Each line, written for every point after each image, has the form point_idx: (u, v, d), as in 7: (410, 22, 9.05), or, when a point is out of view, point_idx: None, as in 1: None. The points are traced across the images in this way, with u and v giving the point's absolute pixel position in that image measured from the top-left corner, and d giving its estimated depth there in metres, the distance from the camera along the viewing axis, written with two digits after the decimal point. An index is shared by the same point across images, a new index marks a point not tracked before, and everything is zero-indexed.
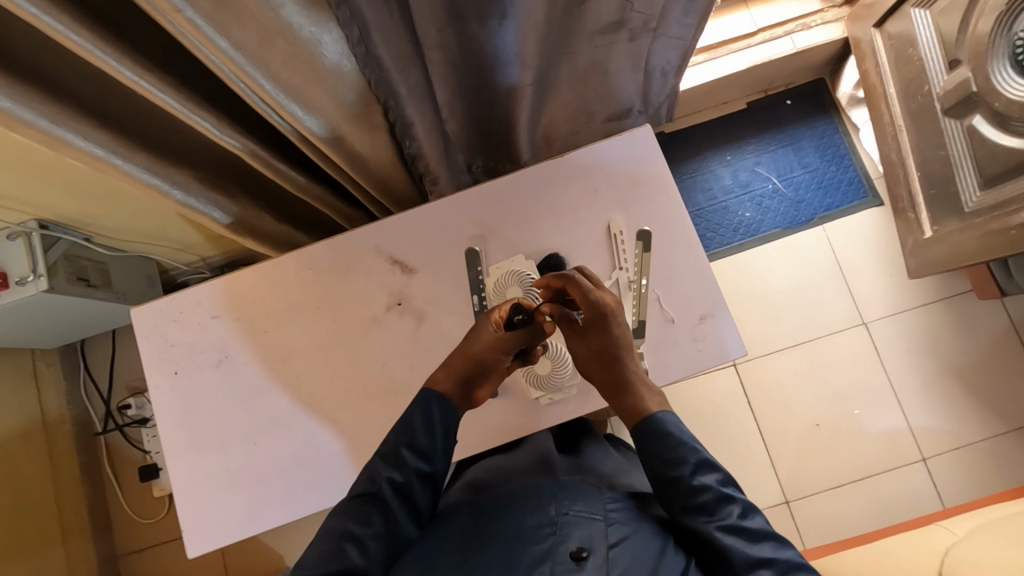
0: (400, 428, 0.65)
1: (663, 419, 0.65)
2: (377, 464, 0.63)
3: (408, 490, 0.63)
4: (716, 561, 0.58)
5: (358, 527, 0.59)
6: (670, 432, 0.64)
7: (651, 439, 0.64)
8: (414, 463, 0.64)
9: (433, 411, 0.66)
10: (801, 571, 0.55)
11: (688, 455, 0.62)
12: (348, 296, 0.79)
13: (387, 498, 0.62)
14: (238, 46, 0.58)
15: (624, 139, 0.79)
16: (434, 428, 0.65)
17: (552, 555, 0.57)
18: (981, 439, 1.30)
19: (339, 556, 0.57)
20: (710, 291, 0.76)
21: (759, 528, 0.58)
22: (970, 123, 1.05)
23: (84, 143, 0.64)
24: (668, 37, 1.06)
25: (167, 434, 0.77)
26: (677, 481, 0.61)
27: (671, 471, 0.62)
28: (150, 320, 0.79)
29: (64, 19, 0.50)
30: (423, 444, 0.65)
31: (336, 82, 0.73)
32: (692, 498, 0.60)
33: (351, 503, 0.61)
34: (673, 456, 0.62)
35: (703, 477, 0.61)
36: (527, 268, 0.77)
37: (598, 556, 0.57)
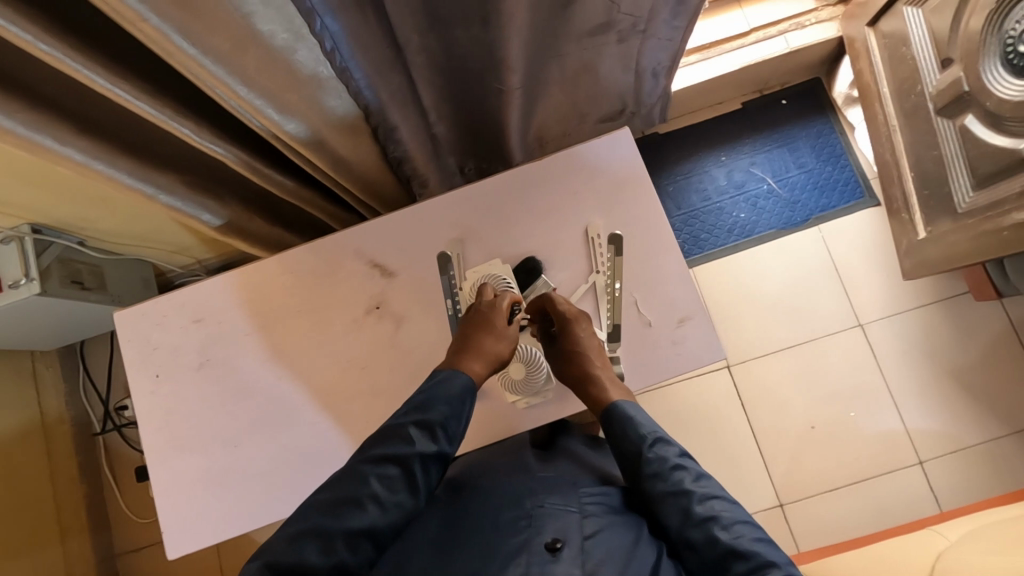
0: (434, 401, 0.65)
1: (623, 406, 0.69)
2: (412, 431, 0.62)
3: (432, 465, 0.62)
4: (670, 522, 0.61)
5: (381, 488, 0.59)
6: (630, 414, 0.69)
7: (615, 418, 0.69)
8: (444, 441, 0.63)
9: (466, 399, 0.67)
10: (747, 525, 0.59)
11: (646, 432, 0.67)
12: (328, 300, 0.79)
13: (416, 471, 0.61)
14: (207, 51, 0.59)
15: (603, 142, 0.79)
16: (463, 413, 0.66)
17: (527, 547, 0.57)
18: (981, 442, 1.28)
19: (356, 514, 0.56)
20: (689, 294, 0.76)
21: (709, 491, 0.62)
22: (962, 122, 1.03)
23: (63, 150, 0.65)
24: (659, 39, 1.06)
25: (150, 436, 0.78)
26: (638, 453, 0.66)
27: (632, 445, 0.66)
28: (134, 323, 0.80)
29: (34, 29, 0.51)
30: (455, 425, 0.65)
31: (316, 89, 0.74)
32: (648, 466, 0.64)
33: (378, 463, 0.60)
34: (634, 432, 0.67)
35: (659, 448, 0.66)
36: (504, 272, 0.77)
37: (573, 548, 0.57)
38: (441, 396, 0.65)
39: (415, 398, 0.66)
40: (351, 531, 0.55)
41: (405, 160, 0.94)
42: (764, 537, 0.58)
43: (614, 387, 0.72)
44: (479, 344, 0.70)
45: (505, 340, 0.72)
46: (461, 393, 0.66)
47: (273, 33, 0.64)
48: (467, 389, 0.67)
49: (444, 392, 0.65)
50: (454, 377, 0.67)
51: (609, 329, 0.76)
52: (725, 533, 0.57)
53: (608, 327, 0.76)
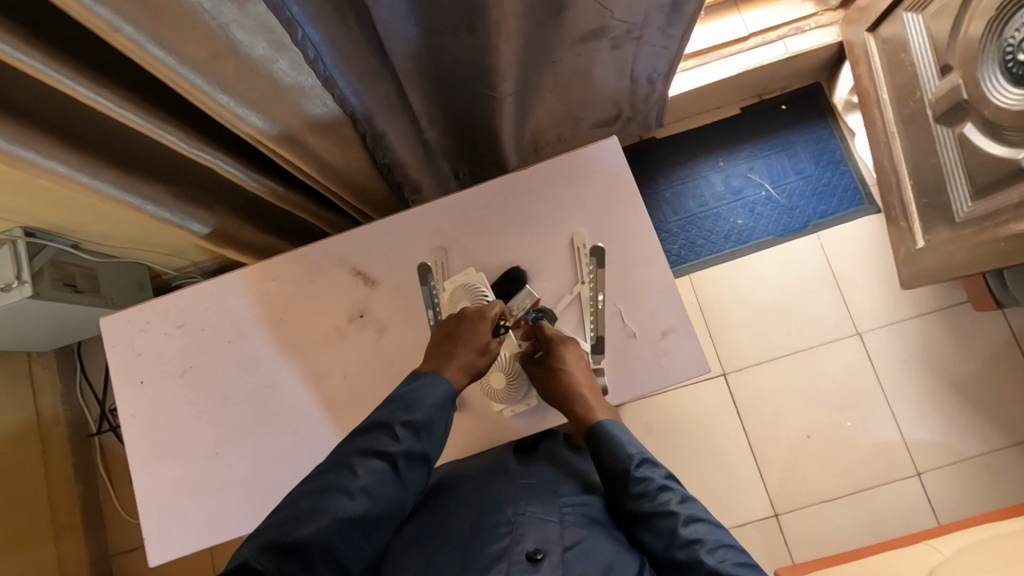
0: (419, 399, 0.64)
1: (609, 426, 0.69)
2: (397, 429, 0.62)
3: (416, 464, 0.62)
4: (656, 543, 0.61)
5: (366, 481, 0.58)
6: (619, 434, 0.69)
7: (602, 438, 0.68)
8: (428, 442, 0.63)
9: (448, 403, 0.66)
10: (731, 548, 0.58)
11: (633, 452, 0.67)
12: (311, 309, 0.79)
13: (399, 465, 0.60)
14: (185, 60, 0.59)
15: (590, 150, 0.78)
16: (445, 417, 0.66)
17: (507, 554, 0.57)
18: (980, 454, 1.26)
19: (344, 504, 0.56)
20: (675, 305, 0.75)
21: (694, 513, 0.61)
22: (961, 130, 1.01)
23: (46, 161, 0.65)
24: (653, 46, 1.04)
25: (133, 442, 0.78)
26: (625, 473, 0.65)
27: (619, 465, 0.66)
28: (118, 328, 0.80)
29: (13, 40, 0.51)
30: (438, 427, 0.65)
31: (298, 96, 0.73)
32: (634, 486, 0.64)
33: (365, 457, 0.59)
34: (621, 451, 0.67)
35: (646, 469, 0.65)
36: (481, 283, 0.75)
37: (554, 558, 0.56)
38: (425, 395, 0.65)
39: (398, 397, 0.65)
40: (338, 521, 0.55)
41: (395, 167, 0.94)
42: (747, 561, 0.57)
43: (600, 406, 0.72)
44: (455, 355, 0.69)
45: (484, 346, 0.70)
46: (442, 399, 0.65)
47: (252, 44, 0.64)
48: (450, 395, 0.66)
49: (429, 393, 0.65)
50: (437, 384, 0.66)
51: (592, 341, 0.76)
52: (710, 556, 0.57)
53: (591, 339, 0.76)
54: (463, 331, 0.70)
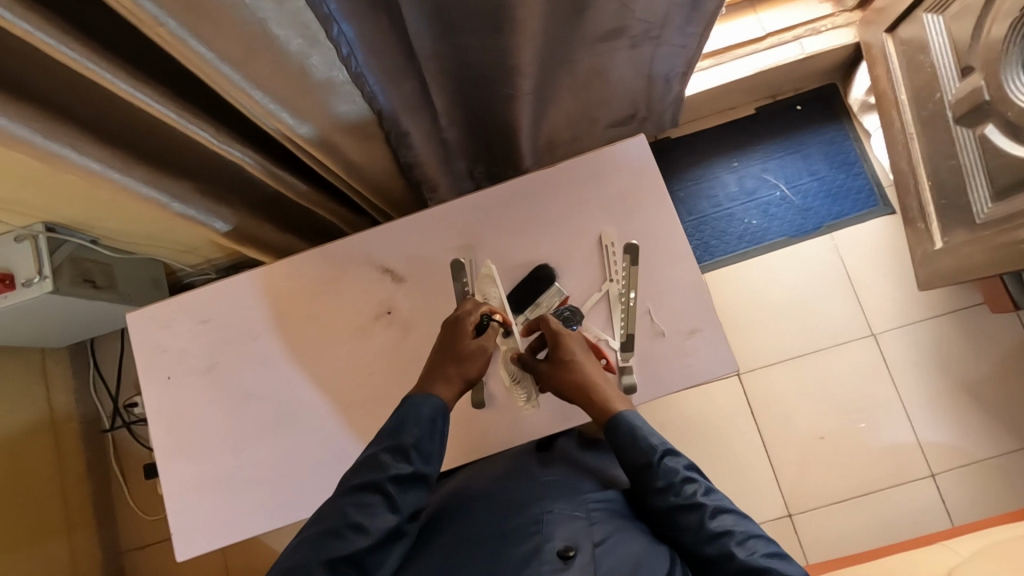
0: (405, 423, 0.64)
1: (628, 416, 0.67)
2: (383, 457, 0.62)
3: (410, 487, 0.62)
4: (684, 536, 0.61)
5: (362, 516, 0.58)
6: (639, 424, 0.67)
7: (624, 429, 0.66)
8: (419, 463, 0.63)
9: (439, 418, 0.66)
10: (759, 539, 0.59)
11: (655, 443, 0.65)
12: (335, 306, 0.79)
13: (392, 493, 0.60)
14: (221, 56, 0.59)
15: (618, 148, 0.79)
16: (437, 435, 0.65)
17: (538, 553, 0.55)
18: (993, 456, 1.26)
19: (340, 542, 0.56)
20: (701, 305, 0.75)
21: (720, 504, 0.61)
22: (982, 132, 1.02)
23: (79, 157, 0.65)
24: (671, 45, 1.03)
25: (159, 439, 0.79)
26: (649, 466, 0.64)
27: (642, 458, 0.65)
28: (141, 326, 0.80)
29: (57, 34, 0.51)
30: (428, 446, 0.64)
31: (328, 93, 0.73)
32: (660, 480, 0.63)
33: (355, 491, 0.59)
34: (643, 443, 0.65)
35: (670, 461, 0.64)
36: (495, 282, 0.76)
37: (585, 556, 0.55)
38: (409, 417, 0.64)
39: (385, 427, 0.65)
40: (335, 559, 0.55)
41: (416, 165, 0.93)
42: (777, 551, 0.58)
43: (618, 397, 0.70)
44: (435, 370, 0.69)
45: (464, 357, 0.69)
46: (431, 415, 0.65)
47: (288, 38, 0.64)
48: (440, 411, 0.66)
49: (415, 414, 0.65)
50: (426, 402, 0.66)
51: (621, 338, 0.75)
52: (740, 549, 0.57)
53: (622, 336, 0.76)
54: (446, 338, 0.70)
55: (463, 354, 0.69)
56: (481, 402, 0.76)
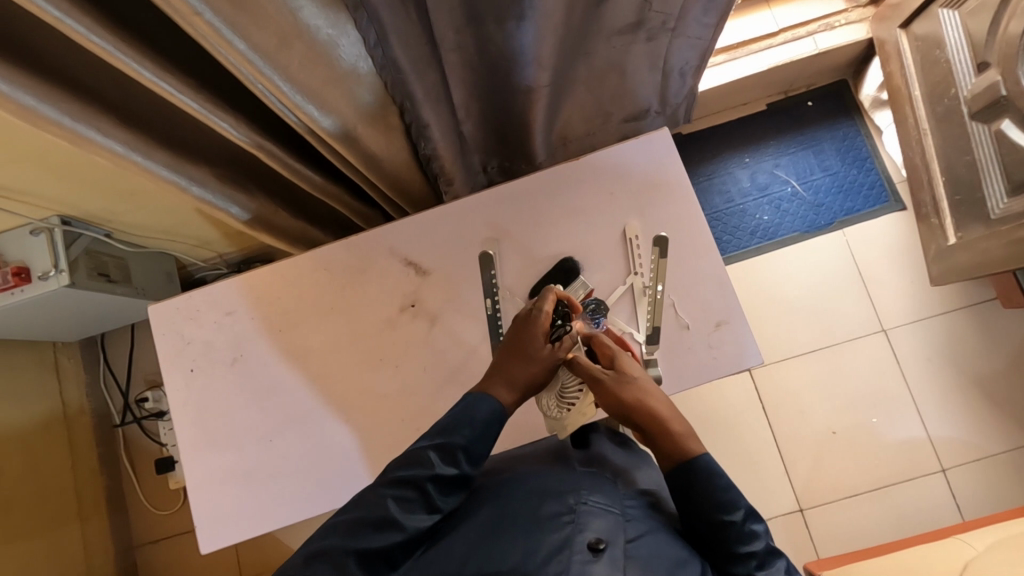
0: (459, 424, 0.64)
1: (709, 462, 0.62)
2: (432, 456, 0.61)
3: (450, 489, 0.62)
4: None
5: (400, 511, 0.58)
6: (717, 473, 0.61)
7: (703, 480, 0.61)
8: (466, 467, 0.63)
9: (492, 418, 0.66)
10: None
11: (740, 502, 0.59)
12: (360, 298, 0.82)
13: (434, 494, 0.60)
14: (254, 47, 0.60)
15: (639, 142, 0.81)
16: (487, 439, 0.65)
17: (569, 543, 0.54)
18: (1004, 451, 1.27)
19: (375, 534, 0.56)
20: (726, 298, 0.77)
21: None
22: (998, 127, 1.01)
23: (105, 141, 0.66)
24: (686, 37, 0.97)
25: (183, 429, 0.81)
26: (730, 526, 0.58)
27: (723, 515, 0.58)
28: (166, 318, 0.84)
29: (86, 22, 0.52)
30: (476, 450, 0.64)
31: (353, 83, 0.74)
32: (739, 545, 0.58)
33: (397, 486, 0.59)
34: (726, 499, 0.59)
35: (752, 525, 0.59)
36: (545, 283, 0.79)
37: (615, 550, 0.55)
38: (465, 419, 0.65)
39: (438, 422, 0.65)
40: (369, 553, 0.54)
41: (434, 158, 0.91)
42: None
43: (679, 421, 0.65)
44: (500, 369, 0.69)
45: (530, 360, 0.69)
46: (485, 418, 0.65)
47: (318, 28, 0.66)
48: (496, 413, 0.66)
49: (472, 417, 0.65)
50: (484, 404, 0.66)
51: (647, 332, 0.77)
52: None
53: (648, 329, 0.77)
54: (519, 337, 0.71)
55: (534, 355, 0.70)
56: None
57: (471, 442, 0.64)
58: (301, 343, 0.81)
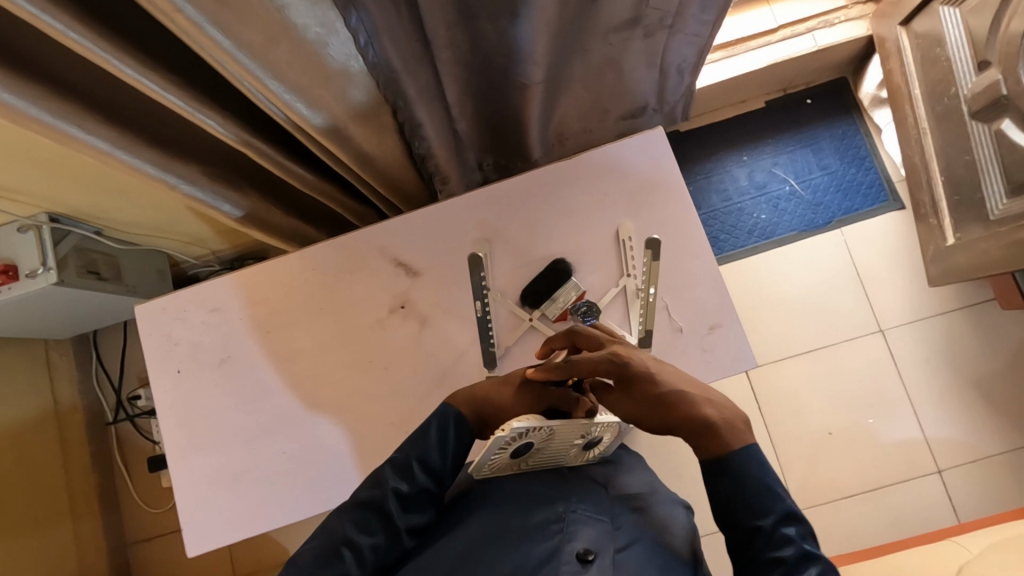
0: (414, 438, 0.64)
1: (745, 457, 0.57)
2: (387, 472, 0.61)
3: (412, 505, 0.61)
4: None
5: (359, 535, 0.59)
6: (754, 474, 0.56)
7: (734, 480, 0.56)
8: (422, 479, 0.61)
9: (451, 427, 0.64)
10: None
11: (772, 506, 0.55)
12: (350, 299, 0.81)
13: (392, 512, 0.60)
14: (239, 45, 0.59)
15: (633, 142, 0.80)
16: (446, 449, 0.63)
17: (557, 555, 0.55)
18: (1001, 452, 1.26)
19: (334, 560, 0.58)
20: (720, 300, 0.76)
21: None
22: (999, 127, 1.00)
23: (88, 139, 0.65)
24: (685, 34, 0.94)
25: (171, 431, 0.80)
26: (757, 532, 0.55)
27: (751, 520, 0.55)
28: (154, 318, 0.83)
29: (64, 18, 0.51)
30: (434, 461, 0.62)
31: (344, 82, 0.73)
32: (767, 551, 0.54)
33: (355, 509, 0.60)
34: (757, 504, 0.55)
35: (785, 530, 0.55)
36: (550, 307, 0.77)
37: (605, 559, 0.55)
38: (420, 431, 0.64)
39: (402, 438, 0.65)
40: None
41: (428, 157, 0.90)
42: None
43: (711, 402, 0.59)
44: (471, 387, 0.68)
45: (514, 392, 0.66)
46: (440, 427, 0.64)
47: (307, 27, 0.64)
48: (452, 421, 0.64)
49: (428, 430, 0.64)
50: (462, 426, 0.65)
51: (640, 334, 0.76)
52: None
53: (640, 331, 0.76)
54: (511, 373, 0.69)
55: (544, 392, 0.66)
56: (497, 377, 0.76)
57: (428, 454, 0.62)
58: (291, 344, 0.81)
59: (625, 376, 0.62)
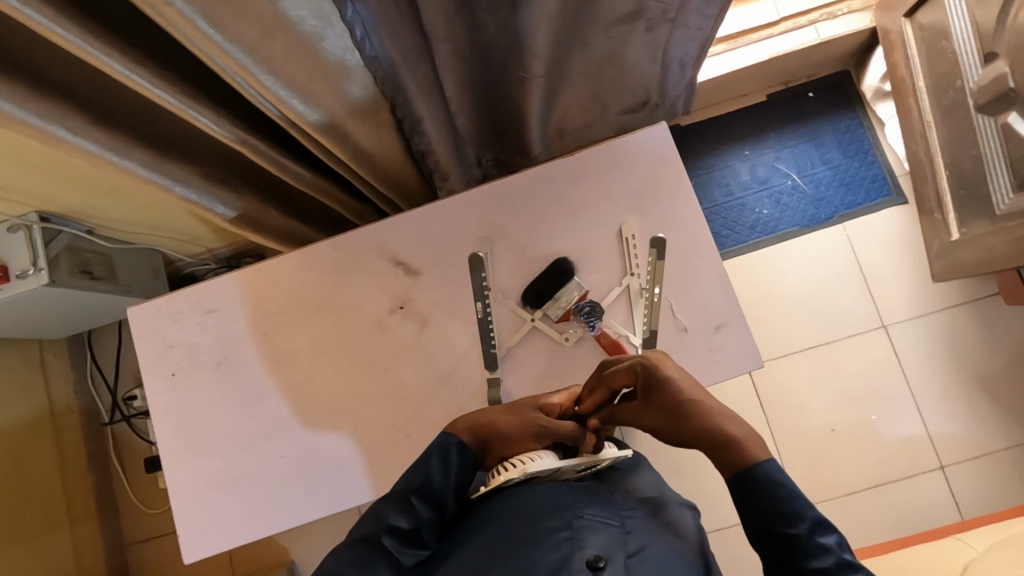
0: (413, 469, 0.63)
1: (769, 468, 0.57)
2: (386, 507, 0.60)
3: (413, 539, 0.59)
4: None
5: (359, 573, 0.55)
6: (780, 483, 0.56)
7: (763, 488, 0.56)
8: (423, 510, 0.60)
9: (452, 455, 0.65)
10: None
11: (805, 512, 0.55)
12: (349, 299, 0.79)
13: (394, 547, 0.57)
14: (232, 39, 0.57)
15: (638, 138, 0.78)
16: (449, 476, 0.63)
17: (567, 562, 0.53)
18: (1004, 448, 1.26)
19: None
20: (725, 299, 0.75)
21: None
22: (1005, 121, 0.98)
23: (76, 140, 0.63)
24: (688, 28, 0.92)
25: (166, 436, 0.79)
26: (793, 540, 0.54)
27: (784, 528, 0.54)
28: (148, 319, 0.81)
29: (49, 13, 0.49)
30: (435, 489, 0.62)
31: (340, 77, 0.71)
32: (807, 561, 0.53)
33: (353, 547, 0.57)
34: (787, 511, 0.55)
35: (822, 538, 0.53)
36: (549, 309, 0.75)
37: (616, 566, 0.53)
38: (421, 459, 0.64)
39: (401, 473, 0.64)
40: None
41: (428, 153, 0.88)
42: None
43: (735, 420, 0.61)
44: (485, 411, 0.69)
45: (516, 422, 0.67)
46: (441, 455, 0.64)
47: (301, 20, 0.62)
48: (453, 449, 0.65)
49: (429, 459, 0.64)
50: (464, 452, 0.66)
51: (644, 335, 0.75)
52: None
53: (645, 332, 0.75)
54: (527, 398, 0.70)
55: (549, 430, 0.66)
56: (498, 378, 0.75)
57: (429, 482, 0.62)
58: (289, 346, 0.79)
59: (648, 387, 0.64)
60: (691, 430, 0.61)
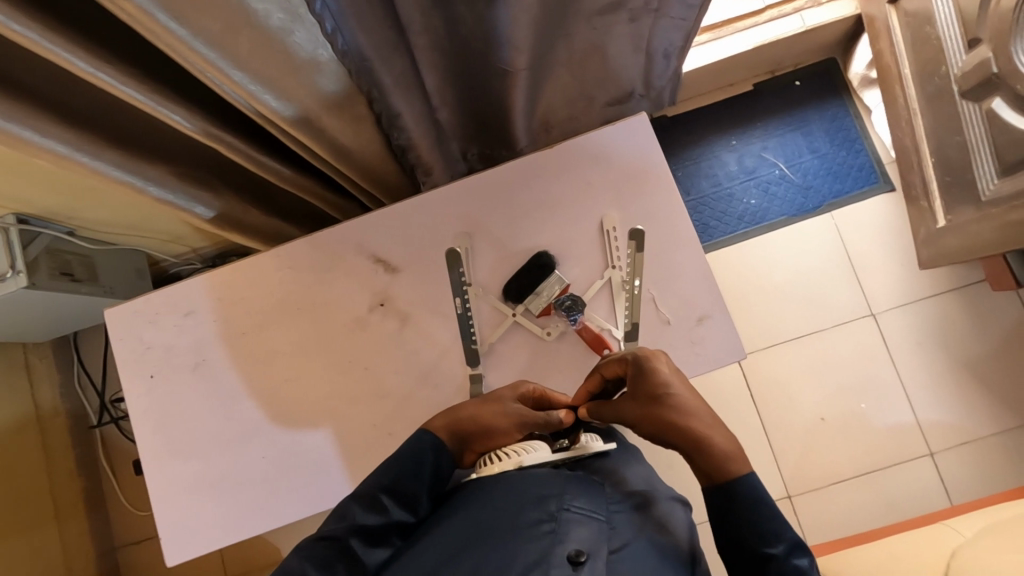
0: (387, 466, 0.63)
1: (753, 483, 0.57)
2: (355, 505, 0.61)
3: (380, 538, 0.60)
4: None
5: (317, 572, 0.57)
6: (762, 501, 0.56)
7: (744, 504, 0.56)
8: (393, 510, 0.61)
9: (430, 456, 0.64)
10: None
11: (784, 533, 0.55)
12: (328, 297, 0.78)
13: (355, 547, 0.58)
14: (197, 33, 0.56)
15: (619, 129, 0.77)
16: (422, 472, 0.63)
17: (548, 556, 0.52)
18: (992, 434, 1.26)
19: None
20: (708, 289, 0.74)
21: None
22: (989, 106, 0.98)
23: (43, 141, 0.62)
24: (669, 17, 0.92)
25: (147, 439, 0.78)
26: (771, 560, 0.54)
27: (762, 547, 0.55)
28: (125, 321, 0.80)
29: (6, 9, 0.48)
30: (406, 488, 0.62)
31: (313, 71, 0.70)
32: None
33: (316, 545, 0.59)
34: (768, 530, 0.55)
35: (797, 560, 0.54)
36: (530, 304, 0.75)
37: (597, 562, 0.53)
38: (395, 459, 0.63)
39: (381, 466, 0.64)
40: None
41: (409, 148, 0.87)
42: None
43: (716, 427, 0.60)
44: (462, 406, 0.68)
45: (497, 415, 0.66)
46: (415, 454, 0.63)
47: (268, 12, 0.61)
48: (429, 448, 0.64)
49: (403, 456, 0.63)
50: (442, 452, 0.65)
51: (626, 328, 0.73)
52: None
53: (626, 326, 0.73)
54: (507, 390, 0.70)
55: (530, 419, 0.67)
56: (480, 375, 0.74)
57: (402, 481, 0.62)
58: (269, 345, 0.78)
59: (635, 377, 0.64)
60: (674, 425, 0.61)
